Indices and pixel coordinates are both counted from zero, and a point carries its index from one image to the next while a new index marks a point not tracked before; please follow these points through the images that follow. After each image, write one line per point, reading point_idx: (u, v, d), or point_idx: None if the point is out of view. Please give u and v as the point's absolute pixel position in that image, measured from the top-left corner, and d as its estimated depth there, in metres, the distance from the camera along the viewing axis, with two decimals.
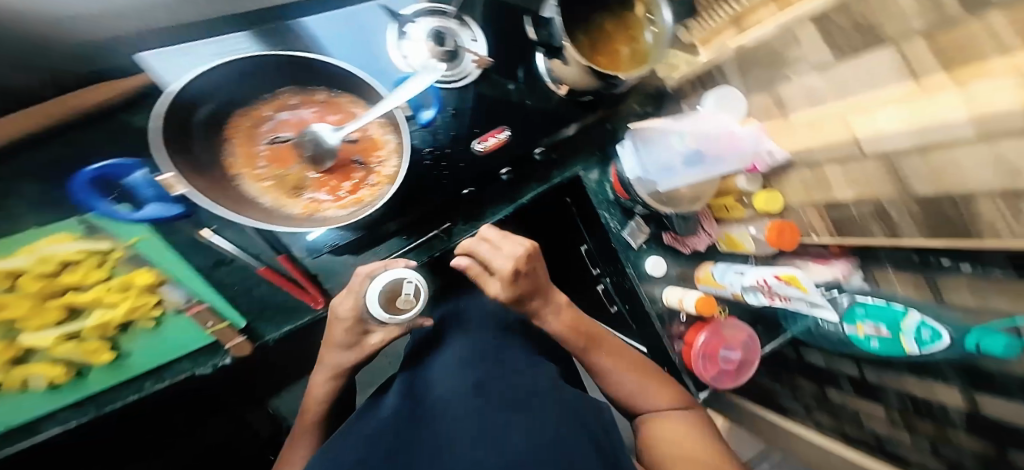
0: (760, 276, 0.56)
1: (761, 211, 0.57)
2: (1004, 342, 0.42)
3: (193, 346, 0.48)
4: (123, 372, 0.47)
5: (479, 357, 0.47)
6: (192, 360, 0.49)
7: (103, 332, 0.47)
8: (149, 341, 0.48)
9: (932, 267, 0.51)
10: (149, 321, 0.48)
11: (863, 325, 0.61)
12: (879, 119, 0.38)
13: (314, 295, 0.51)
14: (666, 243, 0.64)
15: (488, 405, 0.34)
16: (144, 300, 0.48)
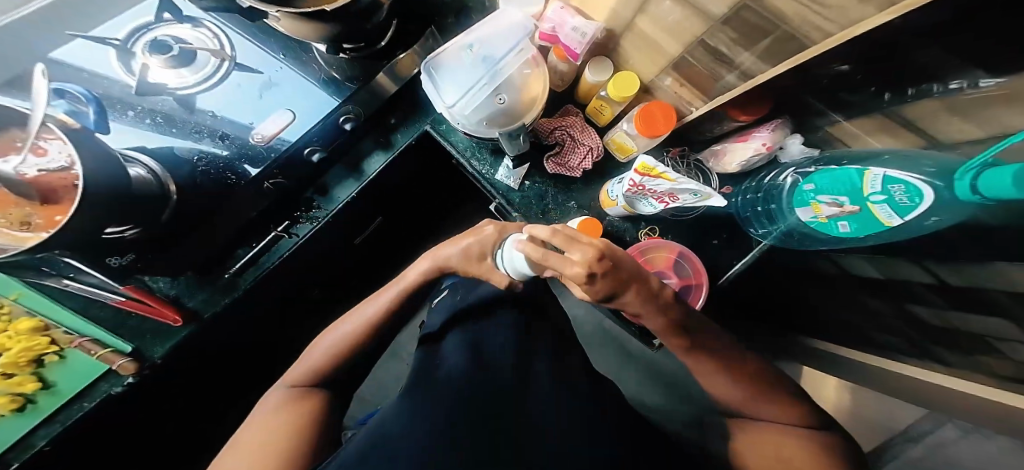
0: (629, 179, 0.48)
1: (621, 99, 0.47)
2: (1011, 176, 0.27)
3: (97, 371, 0.47)
4: (25, 415, 0.46)
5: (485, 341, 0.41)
6: (109, 380, 0.47)
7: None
8: (32, 398, 0.46)
9: (868, 86, 0.37)
10: (53, 356, 0.47)
11: (819, 205, 0.45)
12: None
13: (169, 316, 0.47)
14: (550, 172, 0.56)
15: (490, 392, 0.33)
16: (36, 341, 0.45)
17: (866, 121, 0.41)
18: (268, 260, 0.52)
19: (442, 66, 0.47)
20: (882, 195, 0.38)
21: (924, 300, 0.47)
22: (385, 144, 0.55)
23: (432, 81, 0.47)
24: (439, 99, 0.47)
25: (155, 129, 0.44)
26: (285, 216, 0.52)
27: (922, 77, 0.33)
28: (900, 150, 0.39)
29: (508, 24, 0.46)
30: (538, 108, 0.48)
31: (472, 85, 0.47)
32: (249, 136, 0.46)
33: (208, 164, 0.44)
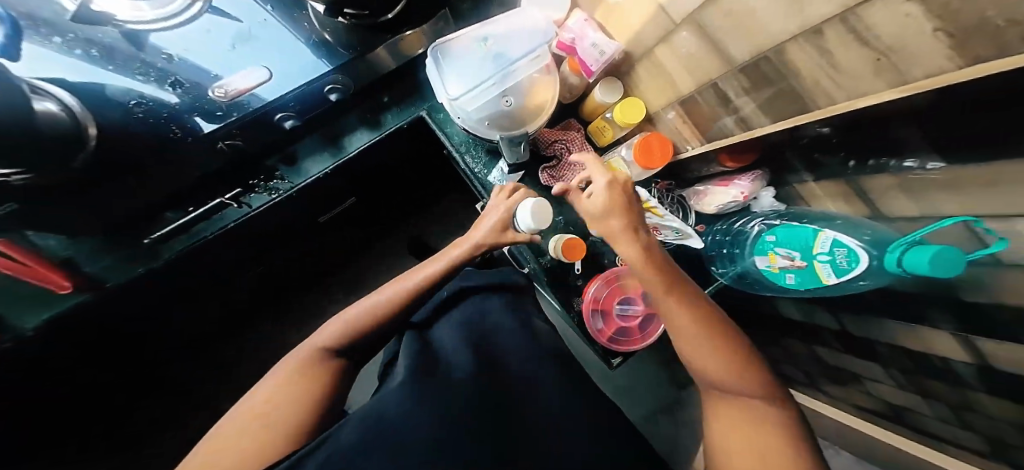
0: None
1: (625, 125, 0.48)
2: (932, 255, 0.32)
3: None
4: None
5: (483, 338, 0.41)
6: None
7: None
8: None
9: (843, 151, 0.41)
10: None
11: (775, 256, 0.50)
12: None
13: (56, 284, 0.38)
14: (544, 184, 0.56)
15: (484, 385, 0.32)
16: None
17: (831, 184, 0.46)
18: (204, 228, 0.45)
19: (450, 52, 0.46)
20: (828, 256, 0.43)
21: (832, 345, 0.56)
22: (373, 123, 0.52)
23: (437, 65, 0.46)
24: (440, 85, 0.45)
25: (87, 61, 0.35)
26: (237, 182, 0.46)
27: (886, 151, 0.37)
28: (850, 216, 0.45)
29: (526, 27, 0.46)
30: (543, 117, 0.48)
31: (477, 78, 0.46)
32: (209, 88, 0.39)
33: (145, 112, 0.36)
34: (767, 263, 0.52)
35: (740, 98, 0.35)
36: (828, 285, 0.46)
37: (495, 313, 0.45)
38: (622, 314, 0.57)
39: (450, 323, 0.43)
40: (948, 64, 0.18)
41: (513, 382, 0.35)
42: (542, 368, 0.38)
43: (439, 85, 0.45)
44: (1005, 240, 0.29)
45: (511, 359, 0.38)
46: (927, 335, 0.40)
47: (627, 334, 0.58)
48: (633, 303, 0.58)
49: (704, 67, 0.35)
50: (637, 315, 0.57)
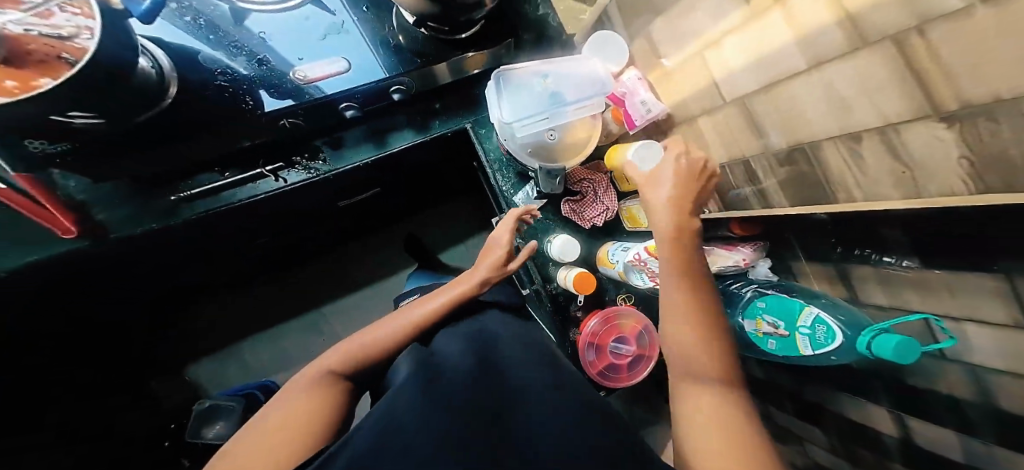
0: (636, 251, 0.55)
1: None
2: (896, 344, 0.37)
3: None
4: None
5: (488, 351, 0.41)
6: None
7: None
8: None
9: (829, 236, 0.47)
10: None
11: (762, 321, 0.55)
12: (727, 58, 0.35)
13: (63, 226, 0.44)
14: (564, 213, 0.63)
15: (484, 396, 0.32)
16: None
17: (819, 264, 0.51)
18: (233, 194, 0.49)
19: (513, 82, 0.53)
20: (809, 329, 0.48)
21: (788, 409, 0.61)
22: (420, 127, 0.58)
23: (498, 91, 0.52)
24: (494, 108, 0.52)
25: (193, 30, 0.45)
26: (281, 157, 0.51)
27: (869, 244, 0.43)
28: (834, 298, 0.50)
29: (587, 73, 0.52)
30: (576, 155, 0.55)
31: (529, 110, 0.52)
32: (287, 70, 0.46)
33: (228, 81, 0.44)
34: (750, 324, 0.57)
35: (771, 171, 0.38)
36: (804, 355, 0.51)
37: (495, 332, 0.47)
38: (615, 352, 0.59)
39: (457, 340, 0.44)
40: (963, 188, 0.22)
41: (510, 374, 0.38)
42: (529, 367, 0.39)
43: (492, 107, 0.52)
44: (955, 338, 0.35)
45: (506, 357, 0.41)
46: (883, 411, 0.46)
47: (616, 371, 0.60)
48: (627, 342, 0.60)
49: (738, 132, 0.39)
50: (629, 354, 0.59)
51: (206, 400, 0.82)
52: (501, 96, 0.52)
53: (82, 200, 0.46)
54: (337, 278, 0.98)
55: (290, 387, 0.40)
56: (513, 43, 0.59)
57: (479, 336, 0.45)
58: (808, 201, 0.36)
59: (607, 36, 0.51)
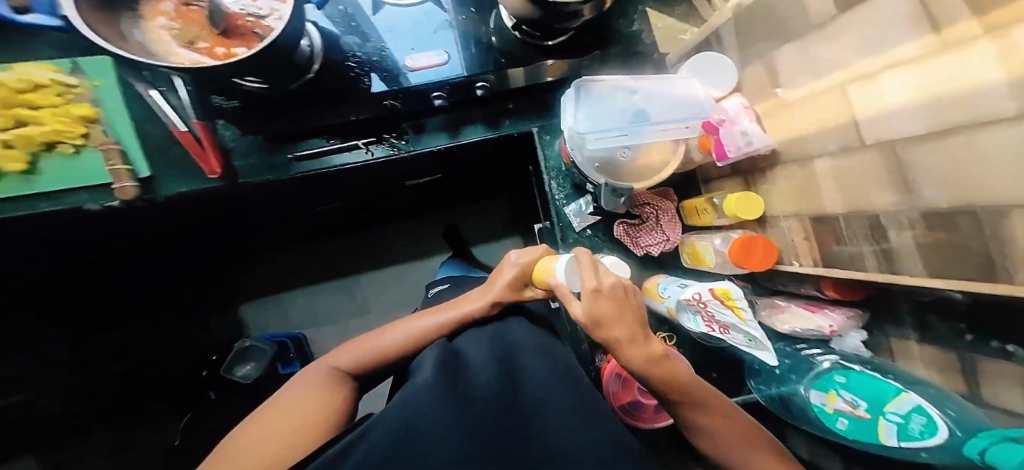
0: (697, 292, 0.60)
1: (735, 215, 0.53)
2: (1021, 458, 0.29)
3: (95, 182, 0.48)
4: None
5: (508, 366, 0.35)
6: (90, 195, 0.48)
7: None
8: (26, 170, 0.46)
9: (956, 317, 0.40)
10: (67, 149, 0.47)
11: (836, 396, 0.47)
12: (884, 94, 0.30)
13: (212, 165, 0.50)
14: (619, 234, 0.68)
15: (489, 420, 0.26)
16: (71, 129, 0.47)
17: (939, 354, 0.43)
18: (325, 159, 0.54)
19: (596, 92, 0.50)
20: (900, 417, 0.40)
21: None
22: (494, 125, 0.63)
23: (578, 99, 0.49)
24: (569, 116, 0.50)
25: (338, 19, 0.55)
26: (373, 132, 0.56)
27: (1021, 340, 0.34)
28: (946, 390, 0.41)
29: (683, 94, 0.48)
30: (650, 178, 0.52)
31: (610, 124, 0.49)
32: (400, 58, 0.55)
33: (356, 63, 0.54)
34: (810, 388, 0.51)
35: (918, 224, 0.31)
36: (886, 446, 0.42)
37: (517, 342, 0.42)
38: (644, 390, 0.58)
39: (473, 348, 0.39)
40: None
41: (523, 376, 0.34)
42: (542, 369, 0.36)
43: (568, 114, 0.50)
44: None
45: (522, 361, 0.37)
46: None
47: (639, 410, 0.59)
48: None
49: (881, 175, 0.33)
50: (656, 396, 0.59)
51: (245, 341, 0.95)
52: (579, 105, 0.50)
53: (234, 151, 0.53)
54: (377, 252, 1.09)
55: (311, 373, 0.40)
56: (606, 54, 0.58)
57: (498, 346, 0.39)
58: (964, 277, 0.28)
59: (711, 58, 0.47)
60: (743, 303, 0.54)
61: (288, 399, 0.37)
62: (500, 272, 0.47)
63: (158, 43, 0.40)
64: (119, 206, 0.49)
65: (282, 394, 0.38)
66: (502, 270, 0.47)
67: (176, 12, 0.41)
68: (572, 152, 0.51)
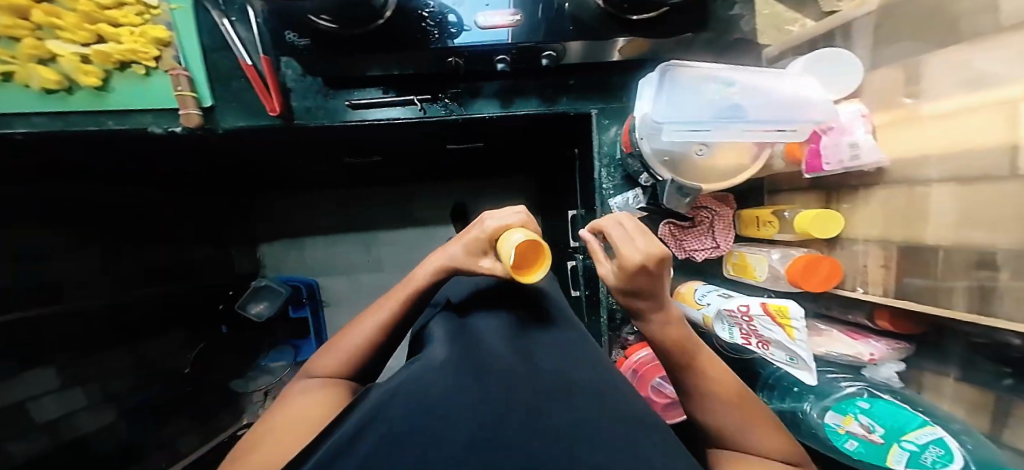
0: (744, 304, 0.57)
1: (804, 231, 0.50)
2: None
3: (164, 105, 0.49)
4: (66, 103, 0.46)
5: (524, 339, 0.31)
6: (155, 118, 0.49)
7: (44, 56, 0.44)
8: (99, 86, 0.46)
9: (1002, 361, 0.38)
10: (138, 70, 0.48)
11: (852, 420, 0.45)
12: None
13: (273, 104, 0.53)
14: (663, 234, 0.66)
15: (483, 389, 0.22)
16: (148, 50, 0.47)
17: (969, 391, 0.42)
18: (387, 108, 0.59)
19: (686, 75, 0.43)
20: (915, 447, 0.40)
21: None
22: (548, 100, 0.61)
23: (662, 84, 0.43)
24: (648, 105, 0.45)
25: None
26: (430, 89, 0.59)
27: None
28: (970, 427, 0.41)
29: (783, 97, 0.43)
30: (721, 182, 0.48)
31: (695, 116, 0.44)
32: (473, 14, 0.48)
33: (428, 13, 0.48)
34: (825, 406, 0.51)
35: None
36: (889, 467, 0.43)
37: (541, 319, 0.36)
38: (656, 388, 0.58)
39: (477, 323, 0.35)
40: None
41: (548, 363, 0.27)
42: (572, 360, 0.29)
43: (648, 101, 0.45)
44: None
45: (543, 346, 0.31)
46: None
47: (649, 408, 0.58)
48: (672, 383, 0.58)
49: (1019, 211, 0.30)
50: (669, 396, 0.57)
51: (262, 282, 1.25)
52: (662, 92, 0.44)
53: (291, 89, 0.57)
54: None
55: (296, 392, 0.39)
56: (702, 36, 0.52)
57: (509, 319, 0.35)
58: None
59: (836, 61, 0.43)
60: (799, 324, 0.50)
61: (279, 412, 0.36)
62: (456, 246, 0.40)
63: None
64: (181, 132, 0.51)
65: (274, 408, 0.38)
66: (454, 246, 0.40)
67: None
68: (641, 141, 0.47)
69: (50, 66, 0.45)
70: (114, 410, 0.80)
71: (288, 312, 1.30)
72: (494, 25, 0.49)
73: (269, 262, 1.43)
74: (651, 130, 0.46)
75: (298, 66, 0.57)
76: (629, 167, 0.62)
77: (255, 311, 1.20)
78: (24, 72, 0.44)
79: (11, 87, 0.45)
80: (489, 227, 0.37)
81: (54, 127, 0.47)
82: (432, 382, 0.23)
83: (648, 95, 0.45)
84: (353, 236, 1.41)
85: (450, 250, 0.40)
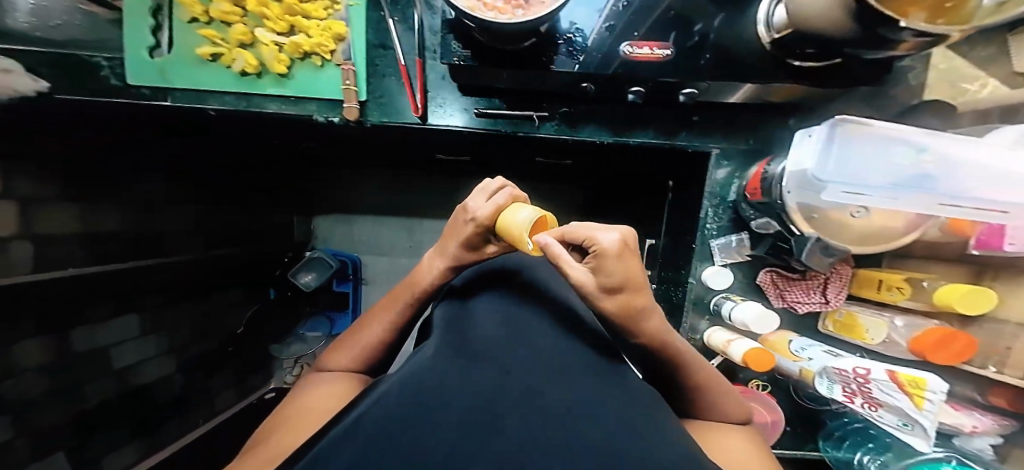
0: (861, 367, 0.54)
1: (948, 305, 0.48)
2: None
3: (332, 96, 0.53)
4: (255, 86, 0.51)
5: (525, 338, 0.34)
6: (320, 107, 0.54)
7: (246, 42, 0.50)
8: (283, 73, 0.51)
9: None
10: (316, 61, 0.52)
11: None
12: None
13: (417, 106, 0.55)
14: (762, 281, 0.64)
15: (479, 382, 0.26)
16: (329, 44, 0.52)
17: None
18: (504, 122, 0.57)
19: (857, 133, 0.38)
20: None
21: None
22: (667, 131, 0.56)
23: (836, 142, 0.38)
24: (814, 162, 0.39)
25: None
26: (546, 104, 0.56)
27: None
28: None
29: (986, 174, 0.38)
30: (866, 243, 0.45)
31: (869, 180, 0.39)
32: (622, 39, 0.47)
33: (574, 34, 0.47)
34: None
35: None
36: None
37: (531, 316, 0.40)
38: None
39: (480, 322, 0.38)
40: None
41: (546, 347, 0.34)
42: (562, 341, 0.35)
43: (813, 160, 0.39)
44: None
45: (538, 328, 0.37)
46: None
47: None
48: None
49: None
50: None
51: (314, 253, 1.25)
52: (834, 150, 0.39)
53: (428, 88, 0.57)
54: None
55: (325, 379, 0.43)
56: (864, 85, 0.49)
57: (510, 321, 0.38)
58: None
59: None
60: (935, 397, 0.47)
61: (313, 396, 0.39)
62: (452, 242, 0.43)
63: None
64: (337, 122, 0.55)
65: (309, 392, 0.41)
66: (452, 243, 0.43)
67: None
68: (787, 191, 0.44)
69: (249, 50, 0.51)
70: (175, 362, 0.90)
71: (332, 285, 1.31)
72: (638, 57, 0.47)
73: (319, 232, 1.43)
74: (807, 186, 0.42)
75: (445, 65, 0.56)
76: (746, 215, 0.57)
77: (302, 281, 1.21)
78: (230, 55, 0.50)
79: (210, 66, 0.50)
80: (480, 217, 0.40)
81: (237, 107, 0.52)
82: (439, 367, 0.28)
83: (807, 151, 0.40)
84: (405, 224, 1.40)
85: (451, 247, 0.44)
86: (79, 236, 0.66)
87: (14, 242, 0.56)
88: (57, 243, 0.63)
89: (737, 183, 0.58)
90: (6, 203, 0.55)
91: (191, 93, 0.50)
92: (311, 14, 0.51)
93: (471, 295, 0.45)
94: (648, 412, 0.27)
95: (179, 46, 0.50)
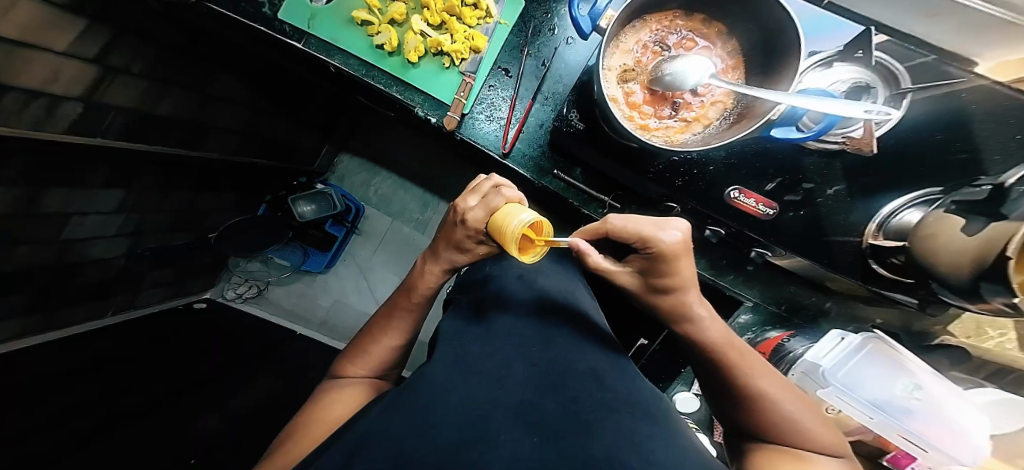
0: None
1: None
2: None
3: (441, 96, 0.58)
4: (380, 60, 0.57)
5: (545, 341, 0.40)
6: (425, 102, 0.58)
7: (397, 21, 0.57)
8: (412, 62, 0.57)
9: None
10: (444, 61, 0.58)
11: None
12: None
13: (508, 144, 0.58)
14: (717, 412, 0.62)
15: (482, 387, 0.32)
16: (463, 53, 0.58)
17: None
18: (576, 193, 0.59)
19: (881, 354, 0.54)
20: None
21: None
22: (717, 269, 0.62)
23: (849, 347, 0.54)
24: (828, 357, 0.53)
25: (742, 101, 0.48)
26: (626, 202, 0.59)
27: None
28: None
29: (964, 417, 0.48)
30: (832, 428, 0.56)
31: (858, 392, 0.52)
32: (730, 187, 0.52)
33: (681, 160, 0.51)
34: None
35: None
36: None
37: (551, 318, 0.45)
38: None
39: (494, 325, 0.43)
40: None
41: (565, 352, 0.39)
42: (579, 346, 0.41)
43: (834, 349, 0.54)
44: None
45: (548, 332, 0.42)
46: None
47: None
48: None
49: None
50: None
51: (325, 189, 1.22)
52: (843, 353, 0.54)
53: (524, 131, 0.59)
54: None
55: (337, 390, 0.45)
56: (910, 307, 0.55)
57: (527, 324, 0.43)
58: None
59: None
60: None
61: (326, 406, 0.43)
62: (445, 244, 0.43)
63: (620, 59, 0.47)
64: (433, 122, 0.58)
65: (326, 398, 0.44)
66: (446, 246, 0.43)
67: (646, 47, 0.47)
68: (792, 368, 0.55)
69: (395, 29, 0.57)
70: (127, 246, 0.87)
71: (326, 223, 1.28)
72: (741, 204, 0.51)
73: (340, 171, 1.40)
74: (810, 375, 0.53)
75: (549, 117, 0.59)
76: None
77: (299, 210, 1.16)
78: (376, 28, 0.57)
79: (355, 29, 0.57)
80: (470, 220, 0.37)
81: (357, 71, 0.57)
82: (443, 374, 0.34)
83: (831, 349, 0.54)
84: (424, 216, 1.39)
85: (443, 251, 0.43)
86: (128, 113, 0.66)
87: (67, 102, 0.56)
88: (106, 113, 0.62)
89: (750, 335, 0.64)
90: (91, 67, 0.57)
91: (326, 43, 0.56)
92: (462, 21, 0.58)
93: (490, 299, 0.49)
94: (652, 416, 0.32)
95: (342, 3, 0.57)
